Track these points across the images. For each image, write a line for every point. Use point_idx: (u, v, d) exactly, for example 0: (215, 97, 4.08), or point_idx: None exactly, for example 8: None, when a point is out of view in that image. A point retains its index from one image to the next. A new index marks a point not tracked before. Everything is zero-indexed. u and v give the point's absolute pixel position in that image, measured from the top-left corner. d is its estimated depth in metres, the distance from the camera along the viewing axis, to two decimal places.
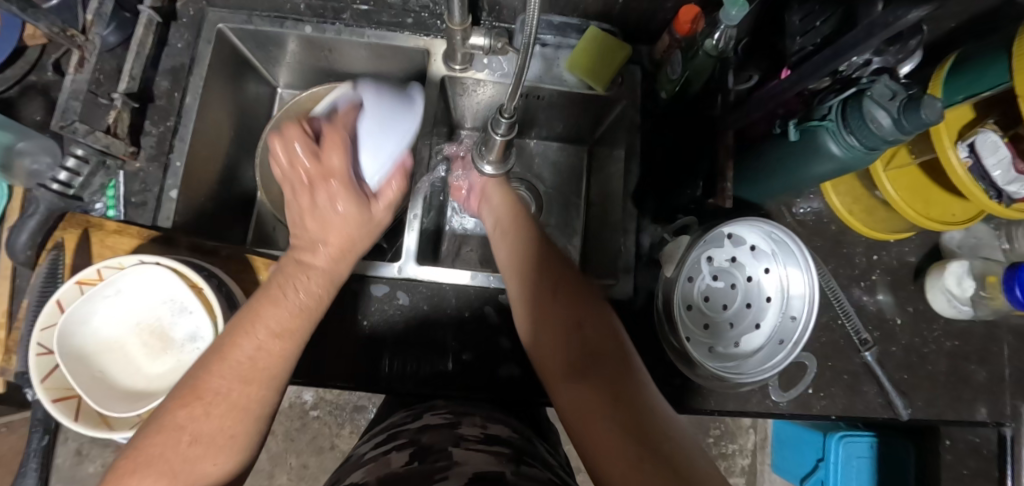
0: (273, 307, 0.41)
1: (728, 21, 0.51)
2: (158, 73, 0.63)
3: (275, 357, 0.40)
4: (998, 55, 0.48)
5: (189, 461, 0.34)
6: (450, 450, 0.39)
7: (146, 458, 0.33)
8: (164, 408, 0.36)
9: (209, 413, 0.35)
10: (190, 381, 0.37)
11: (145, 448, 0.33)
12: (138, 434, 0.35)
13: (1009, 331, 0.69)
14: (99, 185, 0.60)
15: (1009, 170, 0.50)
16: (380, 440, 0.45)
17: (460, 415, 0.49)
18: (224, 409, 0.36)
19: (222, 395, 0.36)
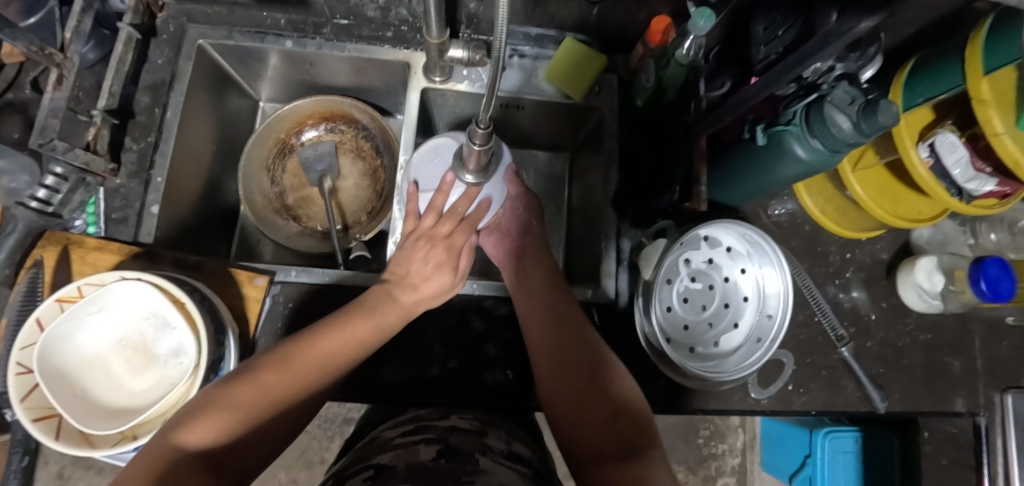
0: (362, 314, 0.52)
1: (698, 32, 0.53)
2: (138, 90, 0.63)
3: (338, 359, 0.48)
4: (952, 60, 0.51)
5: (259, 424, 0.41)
6: (477, 457, 0.39)
7: (229, 414, 0.40)
8: (257, 370, 0.44)
9: (255, 398, 0.42)
10: (281, 351, 0.46)
11: (226, 405, 0.40)
12: (219, 391, 0.42)
13: (979, 323, 0.71)
14: (78, 202, 0.59)
15: (967, 168, 0.53)
16: (409, 429, 0.45)
17: (486, 424, 0.47)
18: (308, 382, 0.45)
19: (280, 386, 0.43)
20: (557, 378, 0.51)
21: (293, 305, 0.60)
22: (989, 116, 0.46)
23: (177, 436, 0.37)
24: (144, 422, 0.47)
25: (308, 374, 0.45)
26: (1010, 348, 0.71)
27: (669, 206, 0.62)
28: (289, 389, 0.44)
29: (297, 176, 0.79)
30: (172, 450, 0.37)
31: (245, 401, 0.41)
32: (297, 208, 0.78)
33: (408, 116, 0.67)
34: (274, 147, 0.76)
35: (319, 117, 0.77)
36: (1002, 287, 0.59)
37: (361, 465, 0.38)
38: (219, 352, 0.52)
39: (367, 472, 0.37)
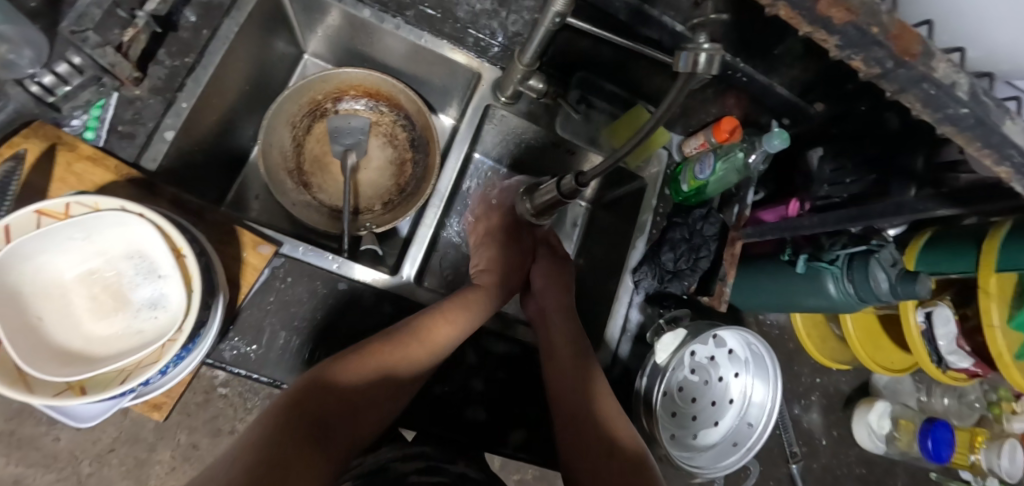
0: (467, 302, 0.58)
1: (768, 147, 0.56)
2: (188, 4, 0.57)
3: (435, 348, 0.53)
4: (966, 245, 0.56)
5: (393, 367, 0.50)
6: None
7: (375, 357, 0.49)
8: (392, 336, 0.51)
9: (379, 370, 0.49)
10: (420, 322, 0.54)
11: (376, 348, 0.50)
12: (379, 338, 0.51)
13: (904, 470, 0.78)
14: (84, 101, 0.52)
15: (951, 342, 0.58)
16: (422, 467, 0.46)
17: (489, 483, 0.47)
18: (418, 352, 0.52)
19: (401, 365, 0.50)
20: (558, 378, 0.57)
21: (289, 284, 0.54)
22: (989, 307, 0.52)
23: (323, 376, 0.46)
24: (98, 375, 0.41)
25: (414, 363, 0.51)
26: None
27: (683, 293, 0.65)
28: (403, 371, 0.50)
29: (320, 142, 0.74)
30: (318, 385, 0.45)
31: (376, 366, 0.49)
32: (310, 175, 0.73)
33: (463, 128, 0.68)
34: (307, 106, 0.71)
35: (363, 91, 0.73)
36: (943, 450, 0.65)
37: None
38: (205, 316, 0.46)
39: None
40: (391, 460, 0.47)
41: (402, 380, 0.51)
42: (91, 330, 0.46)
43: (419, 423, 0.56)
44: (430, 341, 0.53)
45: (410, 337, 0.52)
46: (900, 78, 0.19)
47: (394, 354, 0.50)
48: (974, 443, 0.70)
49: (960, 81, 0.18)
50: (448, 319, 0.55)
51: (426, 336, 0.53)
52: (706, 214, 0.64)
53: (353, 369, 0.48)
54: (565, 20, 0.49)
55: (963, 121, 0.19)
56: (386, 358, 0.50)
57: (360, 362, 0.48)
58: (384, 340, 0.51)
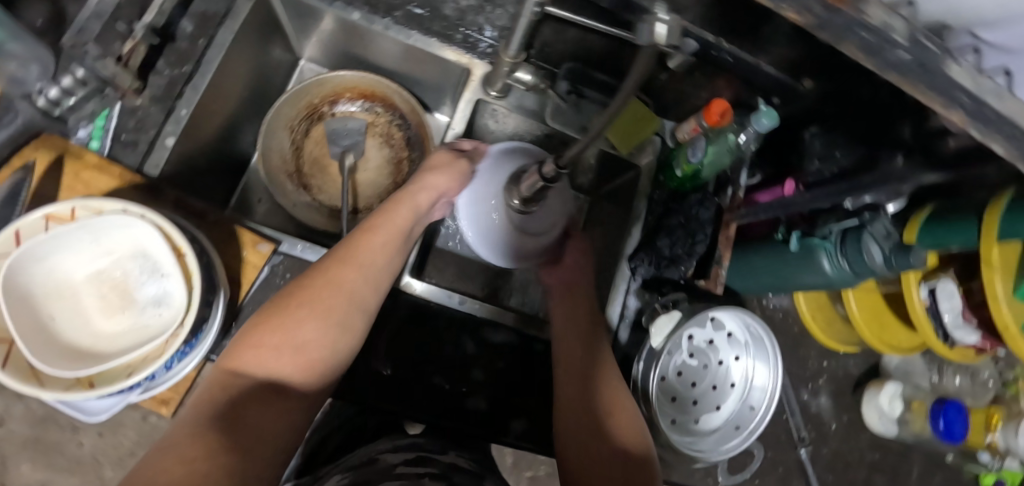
0: (381, 227, 0.50)
1: (757, 127, 0.56)
2: (185, 15, 0.59)
3: (346, 291, 0.46)
4: (967, 218, 0.55)
5: (302, 338, 0.43)
6: None
7: (277, 329, 0.42)
8: (283, 296, 0.45)
9: (285, 340, 0.42)
10: (322, 266, 0.47)
11: (273, 320, 0.43)
12: (275, 302, 0.45)
13: (920, 454, 0.76)
14: (89, 112, 0.54)
15: (957, 317, 0.57)
16: (412, 457, 0.45)
17: (484, 468, 0.48)
18: (331, 299, 0.45)
19: (308, 329, 0.43)
20: (572, 373, 0.54)
21: (289, 278, 0.57)
22: (993, 278, 0.51)
23: (226, 363, 0.41)
24: (105, 370, 0.43)
25: (324, 327, 0.44)
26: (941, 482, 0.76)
27: (681, 278, 0.65)
28: (305, 333, 0.43)
29: (319, 144, 0.76)
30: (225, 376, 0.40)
31: (286, 340, 0.42)
32: (310, 177, 0.75)
33: (455, 122, 0.69)
34: (304, 110, 0.73)
35: (359, 93, 0.74)
36: (956, 429, 0.64)
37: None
38: (206, 312, 0.48)
39: None
40: (381, 452, 0.46)
41: (320, 352, 0.43)
42: (100, 328, 0.48)
43: (421, 414, 0.57)
44: (339, 293, 0.45)
45: (309, 293, 0.45)
46: (836, 25, 0.18)
47: (293, 316, 0.43)
48: (990, 423, 0.68)
49: (898, 24, 0.17)
50: (374, 242, 0.49)
51: (327, 279, 0.46)
52: (702, 199, 0.64)
53: (251, 354, 0.41)
54: (545, 9, 0.49)
55: (904, 69, 0.19)
56: (292, 333, 0.43)
57: (258, 336, 0.42)
58: (276, 304, 0.44)
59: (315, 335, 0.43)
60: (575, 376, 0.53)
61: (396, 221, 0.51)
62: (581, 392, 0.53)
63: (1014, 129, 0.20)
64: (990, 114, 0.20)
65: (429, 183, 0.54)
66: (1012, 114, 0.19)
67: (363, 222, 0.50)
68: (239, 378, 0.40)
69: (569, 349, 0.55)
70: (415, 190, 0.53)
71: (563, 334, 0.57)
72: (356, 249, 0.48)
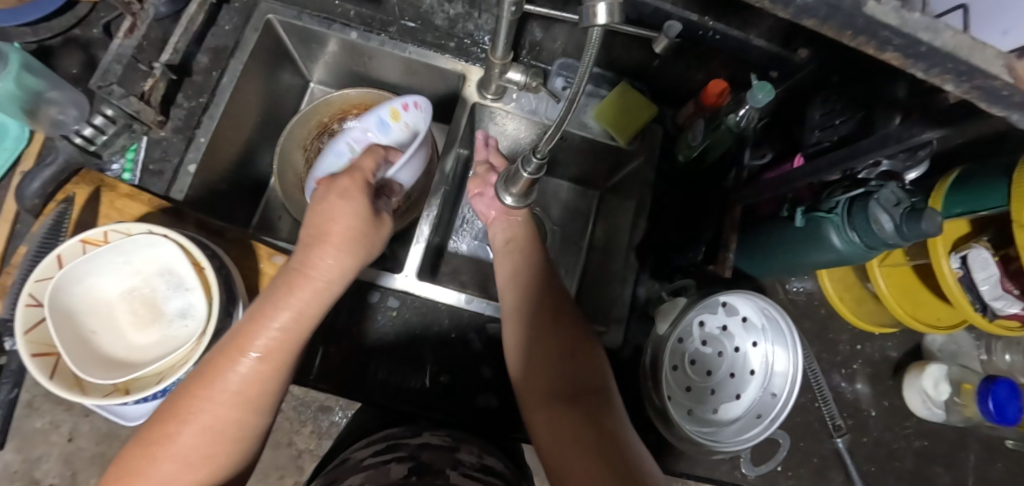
0: (253, 333, 0.44)
1: (754, 103, 0.54)
2: (200, 50, 0.64)
3: (206, 424, 0.42)
4: (996, 179, 0.51)
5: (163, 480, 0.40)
6: (448, 473, 0.43)
7: (131, 477, 0.40)
8: (150, 429, 0.42)
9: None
10: (176, 399, 0.42)
11: (130, 468, 0.40)
12: (143, 433, 0.42)
13: (977, 440, 0.70)
14: (120, 146, 0.60)
15: (996, 287, 0.53)
16: (380, 448, 0.48)
17: (459, 439, 0.51)
18: (192, 437, 0.41)
19: (163, 473, 0.40)
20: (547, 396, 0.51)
21: None
22: None
23: None
24: (139, 378, 0.47)
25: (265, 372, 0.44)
26: (1003, 471, 0.70)
27: (692, 264, 0.63)
28: (159, 477, 0.40)
29: None
30: None
31: (216, 389, 0.42)
32: None
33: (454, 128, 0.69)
34: (315, 129, 0.77)
35: (364, 109, 0.76)
36: (1010, 410, 0.58)
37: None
38: (226, 322, 0.51)
39: None
40: (351, 451, 0.50)
41: None
42: (135, 341, 0.53)
43: (435, 414, 0.58)
44: (193, 430, 0.41)
45: (162, 431, 0.41)
46: None
47: (150, 461, 0.41)
48: None
49: None
50: (241, 355, 0.43)
51: (180, 414, 0.42)
52: None
53: (181, 416, 0.42)
54: (523, 8, 0.50)
55: (817, 11, 0.18)
56: (225, 377, 0.42)
57: (114, 484, 0.40)
58: (141, 438, 0.42)
59: (173, 482, 0.41)
60: (560, 411, 0.49)
61: (337, 260, 0.46)
62: (573, 428, 0.47)
63: (960, 65, 0.18)
64: (923, 51, 0.18)
65: (317, 257, 0.46)
66: (952, 47, 0.18)
67: (302, 248, 0.47)
68: None
69: (540, 385, 0.52)
70: (317, 234, 0.47)
71: (535, 365, 0.53)
72: (210, 379, 0.42)
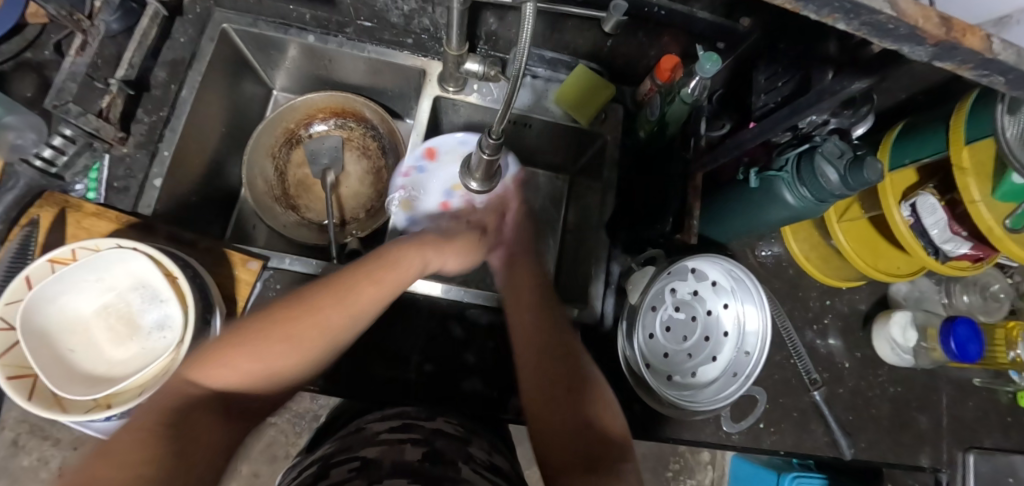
0: (387, 269, 0.48)
1: (704, 74, 0.55)
2: (156, 64, 0.64)
3: (329, 325, 0.44)
4: (936, 128, 0.54)
5: (272, 364, 0.41)
6: (459, 464, 0.41)
7: (245, 348, 0.41)
8: (277, 311, 0.43)
9: (247, 365, 0.41)
10: (307, 298, 0.44)
11: (247, 334, 0.42)
12: (265, 315, 0.44)
13: (947, 382, 0.74)
14: (82, 166, 0.60)
15: (944, 230, 0.55)
16: (396, 425, 0.47)
17: (469, 432, 0.50)
18: (314, 333, 0.43)
19: (276, 352, 0.41)
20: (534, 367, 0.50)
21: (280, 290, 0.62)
22: (966, 182, 0.49)
23: (188, 373, 0.40)
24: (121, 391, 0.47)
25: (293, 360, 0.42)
26: (974, 409, 0.73)
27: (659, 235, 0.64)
28: (281, 363, 0.42)
29: (301, 166, 0.80)
30: (183, 385, 0.39)
31: (257, 364, 0.41)
32: (296, 198, 0.79)
33: (418, 123, 0.70)
34: (282, 136, 0.77)
35: (330, 112, 0.78)
36: (971, 348, 0.61)
37: (348, 456, 0.41)
38: (204, 330, 0.52)
39: (354, 462, 0.40)
40: (367, 422, 0.49)
41: (282, 383, 0.43)
42: (114, 357, 0.53)
43: (421, 402, 0.59)
44: (316, 324, 0.43)
45: (300, 313, 0.43)
46: None
47: (274, 335, 0.42)
48: (1014, 336, 0.65)
49: None
50: (374, 281, 0.47)
51: (315, 307, 0.44)
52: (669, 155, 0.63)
53: (310, 311, 0.43)
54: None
55: None
56: (263, 356, 0.41)
57: (234, 352, 0.41)
58: (272, 314, 0.43)
59: (283, 371, 0.42)
60: (547, 372, 0.50)
61: (399, 278, 0.48)
62: (557, 384, 0.49)
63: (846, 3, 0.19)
64: None
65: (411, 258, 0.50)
66: None
67: (381, 261, 0.49)
68: (194, 392, 0.39)
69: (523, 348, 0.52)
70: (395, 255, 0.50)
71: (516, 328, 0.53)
72: (341, 292, 0.45)
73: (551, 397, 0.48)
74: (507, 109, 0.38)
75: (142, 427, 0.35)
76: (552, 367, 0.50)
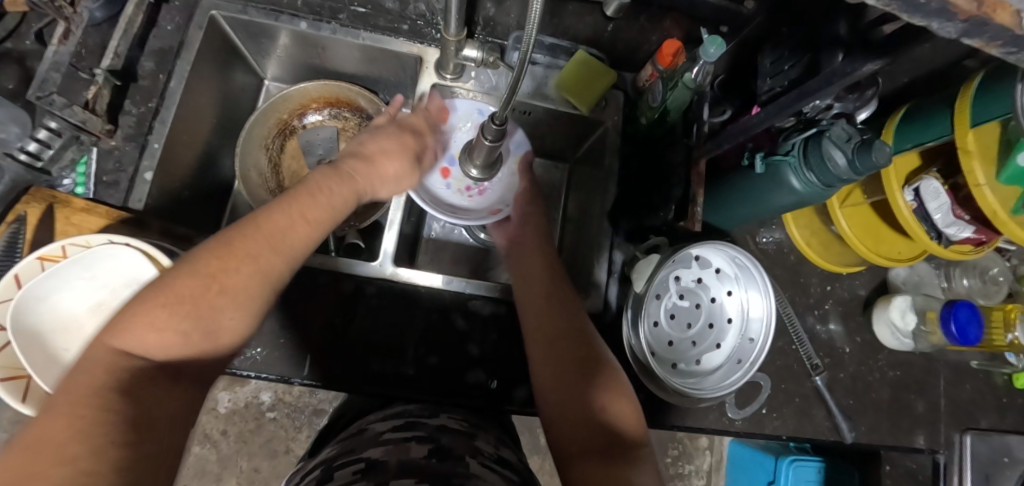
0: (314, 203, 0.46)
1: (708, 58, 0.55)
2: (143, 54, 0.62)
3: (272, 262, 0.41)
4: (942, 111, 0.53)
5: (216, 310, 0.37)
6: (467, 459, 0.40)
7: (182, 302, 0.36)
8: (196, 258, 0.38)
9: (194, 322, 0.36)
10: (226, 237, 0.40)
11: (179, 288, 0.36)
12: (185, 260, 0.38)
13: (945, 365, 0.74)
14: (69, 160, 0.58)
15: (947, 215, 0.55)
16: (399, 424, 0.47)
17: (475, 426, 0.50)
18: (249, 271, 0.39)
19: (228, 313, 0.38)
20: (549, 342, 0.52)
21: None
22: (973, 166, 0.49)
23: (111, 340, 0.34)
24: None
25: (240, 311, 0.38)
26: (971, 391, 0.74)
27: (663, 224, 0.63)
28: (224, 319, 0.38)
29: (295, 157, 0.78)
30: (113, 358, 0.33)
31: (187, 322, 0.36)
32: (292, 190, 0.77)
33: None
34: (276, 127, 0.76)
35: (324, 101, 0.76)
36: (971, 331, 0.62)
37: (352, 459, 0.40)
38: None
39: (359, 464, 0.39)
40: (370, 422, 0.49)
41: (228, 338, 0.38)
42: None
43: (425, 395, 0.58)
44: (252, 265, 0.39)
45: (225, 253, 0.39)
46: None
47: (216, 289, 0.37)
48: (1010, 319, 0.65)
49: None
50: (307, 222, 0.44)
51: (241, 242, 0.40)
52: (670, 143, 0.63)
53: (240, 254, 0.39)
54: None
55: None
56: (197, 303, 0.36)
57: (155, 314, 0.35)
58: (202, 254, 0.38)
59: (232, 325, 0.38)
60: (563, 348, 0.51)
61: (325, 210, 0.46)
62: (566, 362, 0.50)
63: None
64: None
65: (348, 184, 0.50)
66: None
67: (295, 192, 0.46)
68: (133, 362, 0.34)
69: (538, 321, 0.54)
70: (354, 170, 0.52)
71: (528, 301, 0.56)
72: (278, 228, 0.42)
73: (565, 365, 0.50)
74: (513, 96, 0.37)
75: (79, 401, 0.30)
76: (566, 348, 0.51)
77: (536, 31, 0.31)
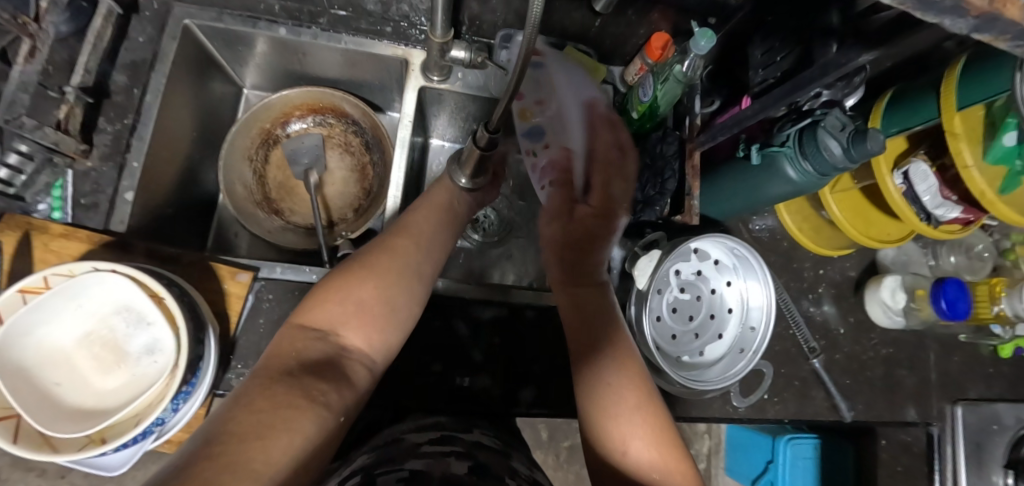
0: (419, 212, 0.56)
1: (698, 51, 0.55)
2: (115, 68, 0.59)
3: (399, 257, 0.51)
4: (928, 94, 0.54)
5: (366, 301, 0.47)
6: (506, 479, 0.40)
7: (331, 297, 0.46)
8: (353, 259, 0.51)
9: (349, 298, 0.46)
10: (374, 244, 0.53)
11: (333, 287, 0.47)
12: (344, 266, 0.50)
13: (934, 340, 0.77)
14: (43, 185, 0.55)
15: (936, 196, 0.57)
16: (435, 437, 0.46)
17: (508, 444, 0.49)
18: (386, 267, 0.50)
19: (370, 288, 0.48)
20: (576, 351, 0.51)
21: (274, 302, 0.58)
22: (960, 148, 0.50)
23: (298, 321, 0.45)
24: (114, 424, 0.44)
25: (378, 287, 0.48)
26: (960, 364, 0.77)
27: (658, 218, 0.64)
28: (368, 294, 0.47)
29: (281, 167, 0.76)
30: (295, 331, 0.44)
31: (342, 303, 0.46)
32: (279, 201, 0.75)
33: (404, 115, 0.67)
34: (259, 137, 0.73)
35: (307, 109, 0.74)
36: (960, 306, 0.64)
37: (393, 468, 0.40)
38: (198, 351, 0.49)
39: (403, 473, 0.39)
40: (404, 432, 0.47)
41: (384, 311, 0.47)
42: (101, 386, 0.50)
43: (434, 405, 0.58)
44: (391, 260, 0.50)
45: (367, 260, 0.50)
46: None
47: (358, 278, 0.48)
48: (995, 293, 0.67)
49: None
50: (425, 217, 0.56)
51: (387, 243, 0.52)
52: (663, 136, 0.63)
53: (390, 249, 0.51)
54: None
55: None
56: (349, 292, 0.47)
57: (321, 300, 0.46)
58: (340, 269, 0.49)
59: (375, 299, 0.47)
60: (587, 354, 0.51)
61: (432, 220, 0.56)
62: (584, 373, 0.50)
63: None
64: None
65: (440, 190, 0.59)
66: None
67: (409, 209, 0.58)
68: (308, 331, 0.44)
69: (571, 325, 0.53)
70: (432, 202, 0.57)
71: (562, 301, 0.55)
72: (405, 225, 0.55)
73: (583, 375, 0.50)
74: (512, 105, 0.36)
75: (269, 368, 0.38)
76: (587, 356, 0.50)
77: (534, 35, 0.29)
